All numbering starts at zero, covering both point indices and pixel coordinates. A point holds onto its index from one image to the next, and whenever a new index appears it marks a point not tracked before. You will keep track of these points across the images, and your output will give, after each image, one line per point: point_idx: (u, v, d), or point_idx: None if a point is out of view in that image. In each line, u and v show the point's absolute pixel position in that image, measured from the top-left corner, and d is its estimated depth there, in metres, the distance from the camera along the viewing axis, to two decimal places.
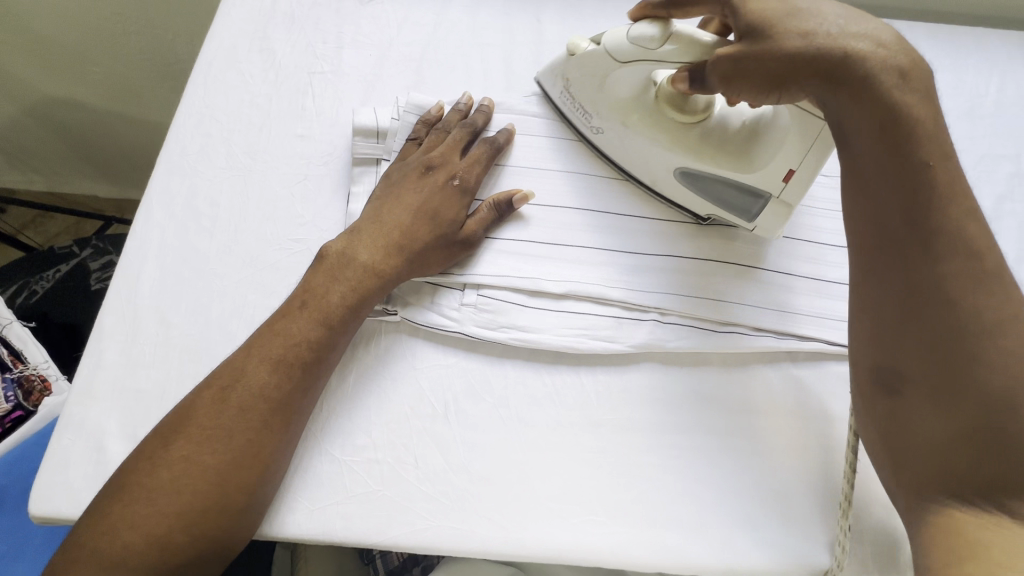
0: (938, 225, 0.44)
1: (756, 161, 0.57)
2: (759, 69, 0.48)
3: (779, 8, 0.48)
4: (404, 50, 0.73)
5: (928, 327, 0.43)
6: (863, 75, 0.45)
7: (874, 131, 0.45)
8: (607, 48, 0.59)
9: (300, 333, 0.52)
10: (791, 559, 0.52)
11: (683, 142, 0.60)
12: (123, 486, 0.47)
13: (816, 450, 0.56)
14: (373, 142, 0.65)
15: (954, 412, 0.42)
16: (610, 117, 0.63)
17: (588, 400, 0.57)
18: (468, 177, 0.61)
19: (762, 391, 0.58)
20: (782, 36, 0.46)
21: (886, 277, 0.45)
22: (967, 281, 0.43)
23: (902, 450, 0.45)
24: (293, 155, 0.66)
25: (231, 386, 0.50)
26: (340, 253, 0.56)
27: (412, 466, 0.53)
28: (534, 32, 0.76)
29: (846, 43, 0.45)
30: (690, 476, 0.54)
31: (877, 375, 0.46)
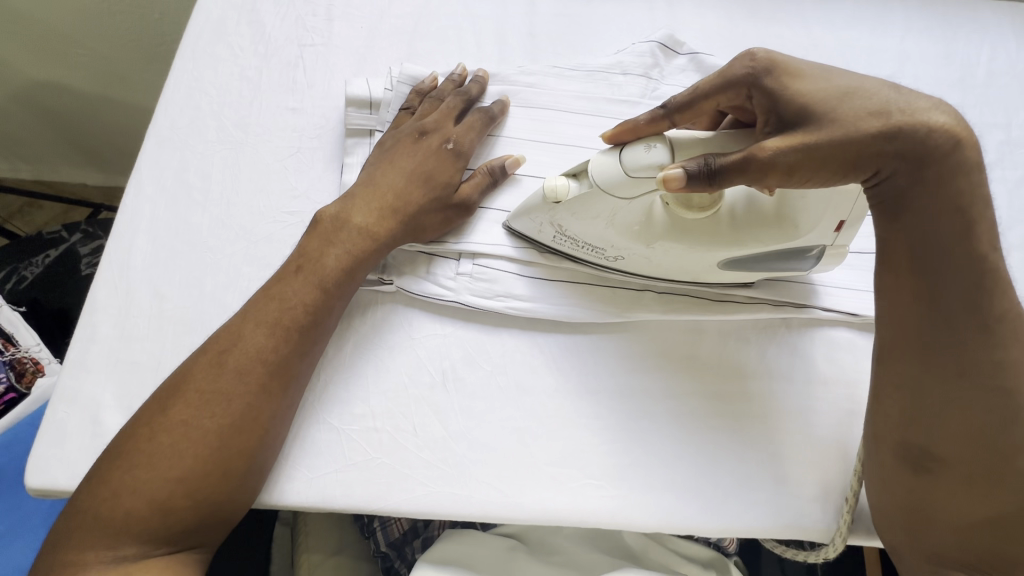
0: (992, 312, 0.45)
1: (807, 229, 0.51)
2: (826, 159, 0.44)
3: (830, 88, 0.45)
4: (395, 23, 0.72)
5: (976, 413, 0.46)
6: (947, 158, 0.44)
7: (949, 213, 0.44)
8: (600, 188, 0.51)
9: (296, 303, 0.52)
10: (789, 521, 0.53)
11: (722, 242, 0.53)
12: (122, 453, 0.46)
13: (811, 414, 0.56)
14: (366, 113, 0.64)
15: (983, 494, 0.46)
16: (630, 245, 0.55)
17: (586, 367, 0.57)
18: (462, 141, 0.60)
19: (758, 357, 0.58)
20: (856, 119, 0.44)
21: (925, 358, 0.46)
22: (1008, 369, 0.45)
23: (922, 523, 0.48)
24: (286, 128, 0.65)
25: (227, 352, 0.50)
26: (333, 220, 0.56)
27: (410, 434, 0.54)
28: (526, 4, 0.75)
29: (928, 118, 0.44)
30: (688, 441, 0.55)
31: (906, 454, 0.48)
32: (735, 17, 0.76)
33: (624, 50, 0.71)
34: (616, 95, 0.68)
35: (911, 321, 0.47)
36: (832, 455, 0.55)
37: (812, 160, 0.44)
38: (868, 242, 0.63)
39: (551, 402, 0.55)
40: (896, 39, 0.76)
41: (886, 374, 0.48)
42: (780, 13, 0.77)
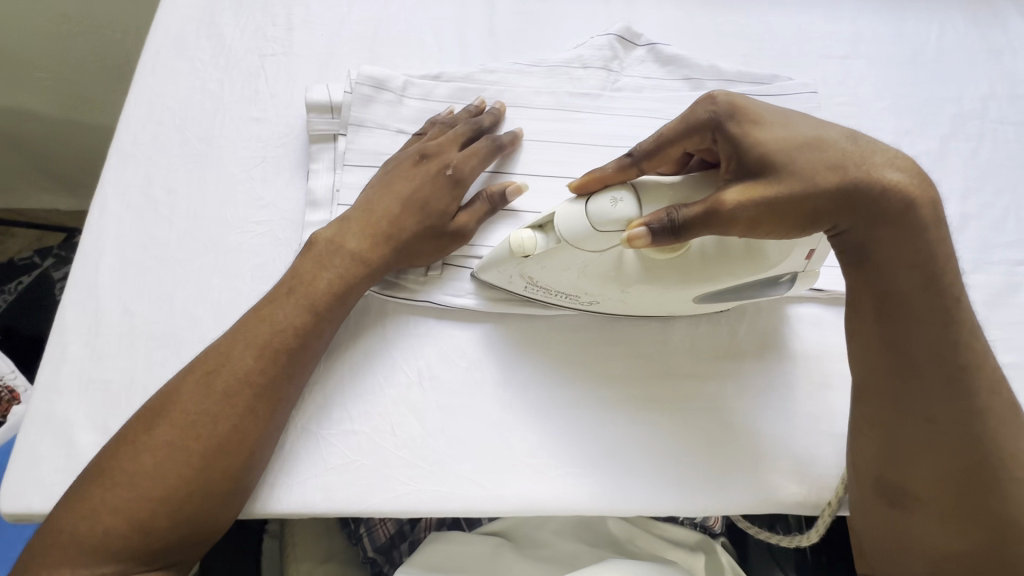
0: (961, 357, 0.46)
1: (779, 262, 0.51)
2: (785, 212, 0.45)
3: (788, 138, 0.45)
4: (356, 29, 0.73)
5: (950, 455, 0.46)
6: (907, 211, 0.45)
7: (910, 263, 0.46)
8: (568, 242, 0.50)
9: (283, 326, 0.52)
10: (767, 497, 0.54)
11: (697, 283, 0.52)
12: (103, 471, 0.46)
13: (784, 390, 0.58)
14: (328, 118, 0.64)
15: (963, 530, 0.46)
16: (604, 291, 0.54)
17: (562, 358, 0.58)
18: (464, 167, 0.59)
19: (728, 337, 0.59)
20: (814, 172, 0.44)
21: (896, 397, 0.48)
22: (983, 410, 0.46)
23: (901, 554, 0.49)
24: (250, 139, 0.65)
25: (217, 372, 0.49)
26: (327, 243, 0.56)
27: (389, 434, 0.54)
28: (485, 4, 0.76)
29: (883, 175, 0.45)
30: (665, 424, 0.56)
31: (882, 488, 0.49)
32: (692, 8, 0.77)
33: (583, 44, 0.72)
34: (578, 88, 0.69)
35: (882, 362, 0.48)
36: (808, 428, 0.56)
37: (772, 211, 0.44)
38: None
39: (529, 395, 0.56)
40: (849, 21, 0.78)
41: (861, 411, 0.50)
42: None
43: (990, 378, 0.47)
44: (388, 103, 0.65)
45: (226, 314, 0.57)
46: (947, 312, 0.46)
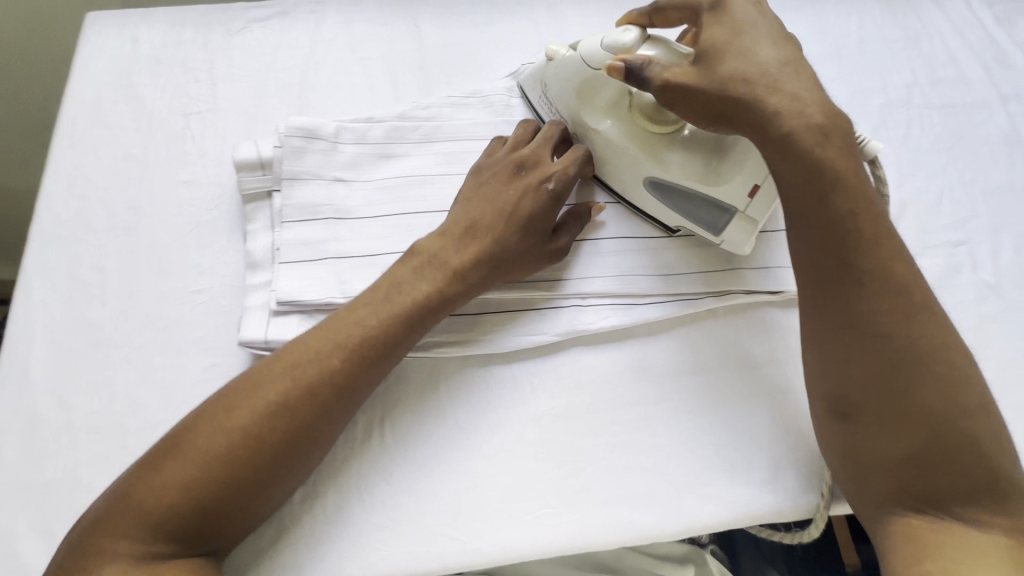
0: (865, 263, 0.47)
1: (725, 179, 0.56)
2: (698, 103, 0.51)
3: (727, 48, 0.51)
4: (282, 77, 0.71)
5: (871, 360, 0.47)
6: (786, 137, 0.48)
7: (803, 181, 0.48)
8: (583, 58, 0.58)
9: (368, 322, 0.51)
10: (746, 508, 0.54)
11: (652, 154, 0.58)
12: (177, 445, 0.47)
13: (749, 398, 0.58)
14: (260, 175, 0.62)
15: (899, 433, 0.46)
16: (585, 122, 0.61)
17: (526, 397, 0.57)
18: (566, 177, 0.58)
19: (690, 353, 0.59)
20: (726, 79, 0.50)
21: (814, 309, 0.49)
22: (893, 313, 0.47)
23: (862, 473, 0.49)
24: (181, 204, 0.63)
25: (306, 364, 0.49)
26: (429, 253, 0.55)
27: (356, 499, 0.53)
28: (413, 39, 0.75)
29: (771, 100, 0.49)
30: (639, 448, 0.55)
31: (827, 406, 0.50)
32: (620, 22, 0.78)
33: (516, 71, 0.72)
34: (514, 115, 0.69)
35: (800, 277, 0.50)
36: (775, 436, 0.56)
37: (701, 98, 0.51)
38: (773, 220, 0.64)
39: (494, 436, 0.55)
40: None
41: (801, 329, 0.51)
42: None
43: (902, 285, 0.47)
44: (321, 152, 0.63)
45: (171, 393, 0.55)
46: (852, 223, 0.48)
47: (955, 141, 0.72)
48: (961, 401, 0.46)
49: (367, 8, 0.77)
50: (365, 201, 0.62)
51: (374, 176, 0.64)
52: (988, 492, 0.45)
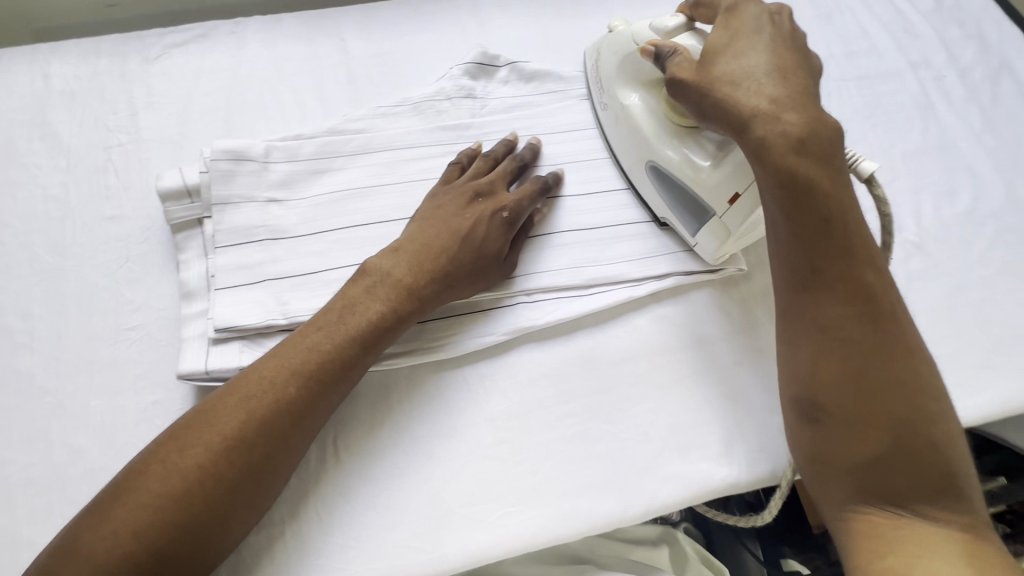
0: (835, 267, 0.49)
1: (709, 182, 0.57)
2: (689, 97, 0.55)
3: (726, 54, 0.54)
4: (206, 101, 0.70)
5: (846, 360, 0.49)
6: (760, 141, 0.50)
7: (776, 188, 0.50)
8: (633, 34, 0.63)
9: (323, 347, 0.51)
10: (703, 483, 0.55)
11: (659, 137, 0.61)
12: (128, 486, 0.45)
13: (698, 376, 0.59)
14: (187, 203, 0.60)
15: (868, 433, 0.48)
16: (615, 94, 0.65)
17: (479, 400, 0.57)
18: (517, 205, 0.60)
19: (637, 338, 0.60)
20: (714, 79, 0.53)
21: (793, 310, 0.51)
22: (865, 317, 0.49)
23: (826, 473, 0.49)
24: (109, 240, 0.61)
25: (260, 395, 0.48)
26: (381, 271, 0.55)
27: (314, 521, 0.52)
28: (339, 53, 0.74)
29: (746, 102, 0.52)
30: (595, 437, 0.56)
31: (800, 407, 0.51)
32: (544, 20, 0.79)
33: (444, 76, 0.72)
34: (447, 121, 0.69)
35: (780, 279, 0.52)
36: (726, 410, 0.58)
37: (690, 94, 0.54)
38: None
39: (450, 441, 0.55)
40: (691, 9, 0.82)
41: (779, 330, 0.53)
42: (582, 6, 0.81)
43: (871, 291, 0.49)
44: (251, 174, 0.61)
45: (112, 437, 0.53)
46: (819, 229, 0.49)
47: (873, 111, 0.76)
48: (927, 406, 0.48)
49: (290, 27, 0.76)
50: (301, 219, 0.61)
51: (308, 193, 0.63)
52: (947, 493, 0.46)
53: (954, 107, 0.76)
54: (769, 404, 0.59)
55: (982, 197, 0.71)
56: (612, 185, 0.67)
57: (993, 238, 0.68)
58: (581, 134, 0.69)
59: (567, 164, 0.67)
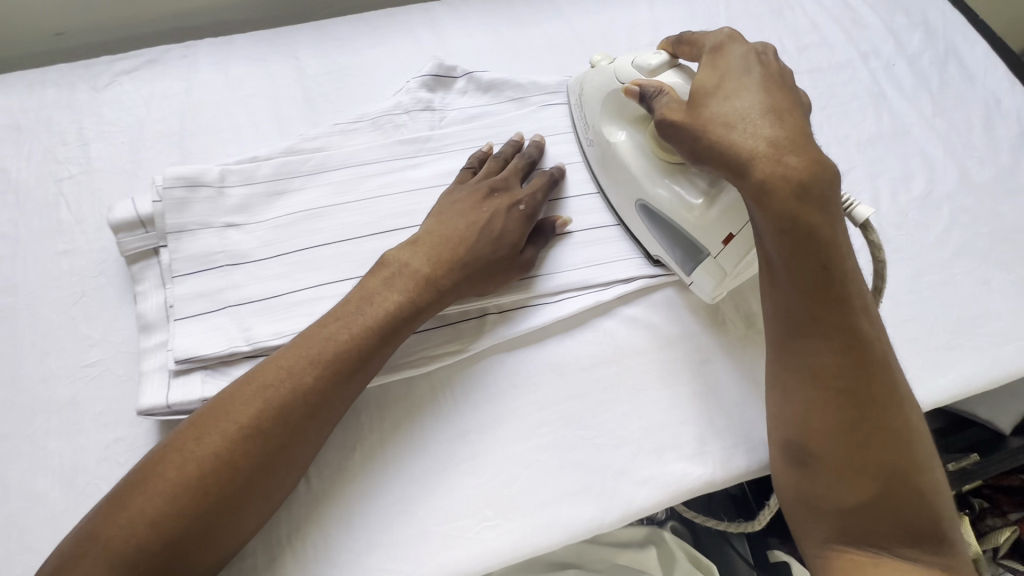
0: (832, 316, 0.49)
1: (702, 222, 0.56)
2: (683, 140, 0.54)
3: (717, 94, 0.53)
4: (160, 127, 0.68)
5: (841, 407, 0.49)
6: (762, 184, 0.49)
7: (776, 234, 0.49)
8: (616, 72, 0.62)
9: (339, 337, 0.50)
10: (678, 482, 0.55)
11: (648, 177, 0.60)
12: (148, 475, 0.45)
13: (669, 376, 0.59)
14: (142, 233, 0.59)
15: (857, 479, 0.49)
16: (602, 131, 0.64)
17: (451, 416, 0.56)
18: (531, 199, 0.61)
19: (606, 342, 0.61)
20: (708, 121, 0.52)
21: (789, 351, 0.51)
22: (862, 368, 0.49)
23: (810, 513, 0.51)
24: (63, 276, 0.59)
25: (278, 383, 0.48)
26: (400, 262, 0.55)
27: (289, 549, 0.51)
28: (295, 71, 0.74)
29: (744, 143, 0.50)
30: (570, 443, 0.56)
31: (791, 449, 0.52)
32: (499, 28, 0.79)
33: (401, 90, 0.72)
34: (406, 135, 0.69)
35: (777, 322, 0.52)
36: (698, 409, 0.58)
37: (684, 137, 0.53)
38: None
39: (423, 456, 0.55)
40: (644, 11, 0.83)
41: (773, 374, 0.53)
42: (536, 13, 0.81)
43: (866, 340, 0.49)
44: (207, 200, 0.60)
45: (72, 478, 0.51)
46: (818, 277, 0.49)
47: (827, 102, 0.77)
48: (914, 455, 0.49)
49: (243, 48, 0.75)
50: (260, 242, 0.60)
51: (267, 215, 0.62)
52: (925, 536, 0.48)
53: (905, 94, 0.78)
54: (740, 399, 0.59)
55: (936, 180, 0.72)
56: (575, 190, 0.67)
57: (949, 220, 0.69)
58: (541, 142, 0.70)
59: None
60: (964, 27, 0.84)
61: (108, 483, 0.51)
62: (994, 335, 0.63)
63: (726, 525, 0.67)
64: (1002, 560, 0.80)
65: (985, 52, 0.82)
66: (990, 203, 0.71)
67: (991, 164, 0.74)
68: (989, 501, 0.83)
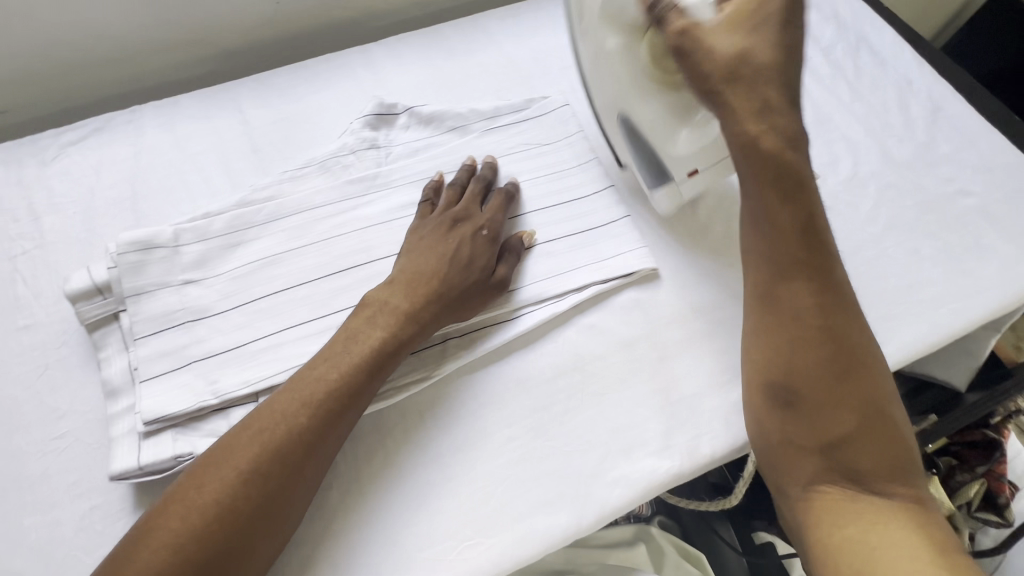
0: (807, 262, 0.55)
1: (678, 150, 0.61)
2: (690, 66, 0.56)
3: (730, 29, 0.56)
4: (111, 193, 0.70)
5: (825, 345, 0.53)
6: (755, 133, 0.55)
7: (765, 184, 0.55)
8: None
9: (325, 376, 0.53)
10: (648, 478, 0.57)
11: (637, 91, 0.61)
12: (151, 528, 0.47)
13: (629, 376, 0.62)
14: (100, 300, 0.60)
15: (839, 412, 0.52)
16: (598, 28, 0.61)
17: (424, 441, 0.58)
18: (491, 224, 0.65)
19: (566, 351, 0.63)
20: (719, 58, 0.55)
21: (772, 298, 0.56)
22: (835, 310, 0.54)
23: (793, 452, 0.53)
24: (25, 351, 0.60)
25: (274, 428, 0.51)
26: (381, 301, 0.58)
27: None
28: (240, 124, 0.76)
29: (749, 91, 0.55)
30: (539, 453, 0.58)
31: (774, 393, 0.54)
32: (436, 62, 0.82)
33: (346, 132, 0.74)
34: (354, 174, 0.71)
35: (762, 269, 0.56)
36: (659, 405, 0.60)
37: (698, 74, 0.56)
38: (608, 215, 0.70)
39: (413, 473, 0.57)
40: None
41: (749, 323, 0.57)
42: (471, 44, 0.84)
43: (840, 286, 0.55)
44: (163, 260, 0.61)
45: (50, 552, 0.51)
46: (796, 235, 0.55)
47: None
48: (885, 390, 0.54)
49: (187, 107, 0.77)
50: (220, 295, 0.61)
51: (224, 267, 0.63)
52: (902, 469, 0.51)
53: (824, 84, 0.83)
54: (700, 389, 0.61)
55: (861, 161, 0.76)
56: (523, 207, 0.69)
57: (877, 198, 0.74)
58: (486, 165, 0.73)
59: None
60: (870, 16, 0.89)
61: (87, 553, 0.51)
62: (930, 300, 0.67)
63: (705, 506, 0.69)
64: (978, 514, 0.84)
65: (893, 37, 0.88)
66: (912, 177, 0.75)
67: (910, 141, 0.78)
68: (957, 458, 0.86)
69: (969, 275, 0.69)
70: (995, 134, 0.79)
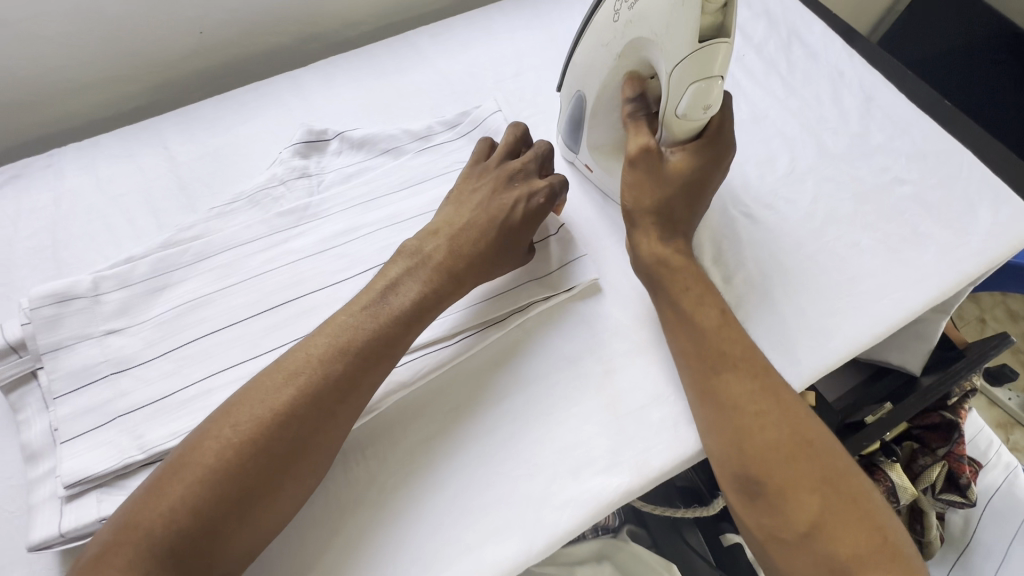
0: (732, 352, 0.57)
1: (596, 158, 0.70)
2: (629, 181, 0.63)
3: (668, 179, 0.62)
4: (30, 243, 0.67)
5: (771, 429, 0.53)
6: (664, 259, 0.62)
7: (688, 290, 0.61)
8: (664, 58, 0.55)
9: (364, 324, 0.55)
10: (597, 496, 0.56)
11: (594, 112, 0.66)
12: (160, 483, 0.47)
13: (573, 395, 0.60)
14: (15, 359, 0.57)
15: (805, 499, 0.51)
16: (617, 41, 0.59)
17: (369, 500, 0.55)
18: (550, 189, 0.65)
19: (509, 375, 0.61)
20: (647, 196, 0.62)
21: (711, 393, 0.56)
22: (767, 392, 0.55)
23: (781, 549, 0.51)
24: None
25: (284, 390, 0.51)
26: (422, 253, 0.60)
27: None
28: (165, 161, 0.73)
29: (655, 234, 0.63)
30: (487, 498, 0.55)
31: (740, 486, 0.53)
32: (367, 84, 0.81)
33: (275, 162, 0.72)
34: (284, 206, 0.69)
35: (693, 366, 0.58)
36: (605, 421, 0.59)
37: (630, 196, 0.63)
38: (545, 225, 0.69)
39: (405, 510, 0.55)
40: (507, 42, 0.86)
41: (699, 418, 0.57)
42: (401, 62, 0.83)
43: (766, 366, 0.57)
44: (82, 311, 0.59)
45: None
46: (718, 330, 0.58)
47: None
48: (844, 464, 0.53)
49: (108, 147, 0.74)
50: (145, 343, 0.59)
51: (149, 313, 0.61)
52: (884, 554, 0.49)
53: (758, 80, 0.83)
54: (646, 401, 0.60)
55: (797, 157, 0.77)
56: None
57: (814, 193, 0.74)
58: (422, 187, 0.71)
59: (411, 220, 0.69)
60: (800, 9, 0.90)
61: None
62: (872, 292, 0.67)
63: (684, 513, 0.73)
64: (942, 496, 0.85)
65: (823, 29, 0.88)
66: (847, 169, 0.76)
67: (844, 133, 0.79)
68: (919, 441, 0.88)
69: (908, 264, 0.69)
70: (927, 120, 0.79)
